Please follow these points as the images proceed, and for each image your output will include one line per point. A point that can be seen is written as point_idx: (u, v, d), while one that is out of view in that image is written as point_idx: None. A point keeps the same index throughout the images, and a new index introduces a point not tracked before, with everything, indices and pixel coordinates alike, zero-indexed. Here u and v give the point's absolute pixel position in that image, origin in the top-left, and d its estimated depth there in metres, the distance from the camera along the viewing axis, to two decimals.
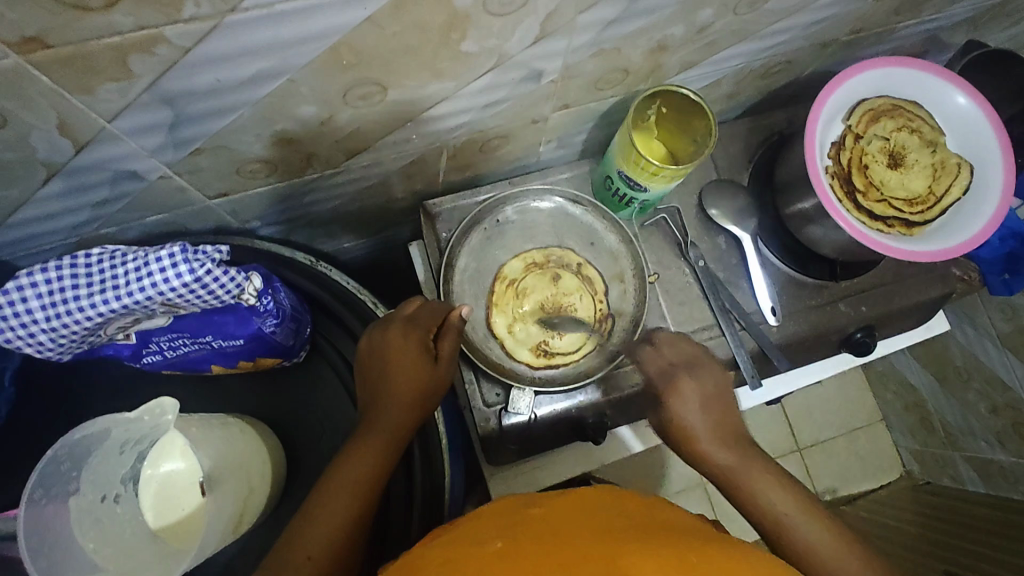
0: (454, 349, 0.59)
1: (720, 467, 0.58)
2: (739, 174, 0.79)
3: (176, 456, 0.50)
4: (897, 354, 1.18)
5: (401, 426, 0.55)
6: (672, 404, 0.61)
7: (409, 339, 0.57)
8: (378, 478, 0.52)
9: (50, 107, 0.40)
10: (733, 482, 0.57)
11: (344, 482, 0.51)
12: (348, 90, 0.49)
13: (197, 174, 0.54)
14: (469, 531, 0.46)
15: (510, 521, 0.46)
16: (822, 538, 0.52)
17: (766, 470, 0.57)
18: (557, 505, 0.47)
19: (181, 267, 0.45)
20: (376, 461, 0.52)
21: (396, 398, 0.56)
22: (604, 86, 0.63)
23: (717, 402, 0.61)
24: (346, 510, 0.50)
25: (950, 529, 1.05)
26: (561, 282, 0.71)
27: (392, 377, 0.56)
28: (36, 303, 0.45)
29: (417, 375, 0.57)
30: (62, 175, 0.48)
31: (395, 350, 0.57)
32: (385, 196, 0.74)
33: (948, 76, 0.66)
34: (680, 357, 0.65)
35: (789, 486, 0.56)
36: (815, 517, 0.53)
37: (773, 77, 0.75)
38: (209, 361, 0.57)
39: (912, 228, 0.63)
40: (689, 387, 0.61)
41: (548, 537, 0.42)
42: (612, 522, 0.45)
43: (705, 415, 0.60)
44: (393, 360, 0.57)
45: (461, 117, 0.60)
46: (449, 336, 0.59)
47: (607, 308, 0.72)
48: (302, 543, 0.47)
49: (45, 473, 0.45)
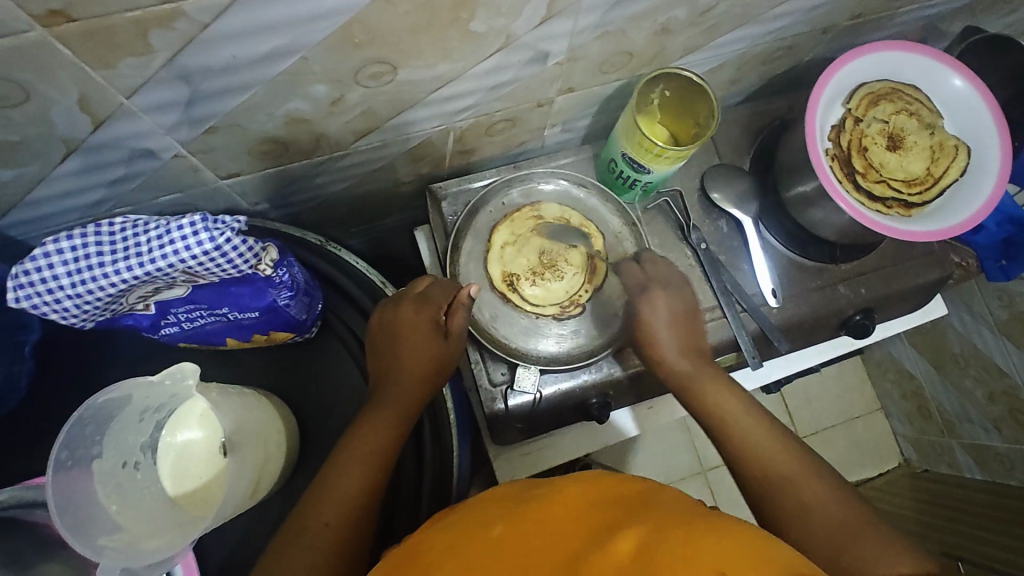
0: (463, 327, 0.61)
1: (677, 368, 0.66)
2: (741, 159, 0.80)
3: (194, 425, 0.52)
4: (896, 342, 1.20)
5: (413, 401, 0.58)
6: (644, 316, 0.68)
7: (421, 316, 0.60)
8: (389, 452, 0.55)
9: (71, 82, 0.41)
10: (686, 382, 0.65)
11: (359, 455, 0.54)
12: (359, 69, 0.50)
13: (210, 154, 0.56)
14: (473, 514, 0.47)
15: (513, 505, 0.47)
16: (754, 429, 0.58)
17: (714, 375, 0.65)
18: (557, 484, 0.48)
19: (202, 236, 0.46)
20: (389, 437, 0.55)
21: (408, 375, 0.58)
22: (608, 70, 0.64)
23: (683, 317, 0.69)
24: (360, 483, 0.52)
25: (952, 515, 1.06)
26: (571, 252, 0.72)
27: (403, 352, 0.59)
28: (62, 269, 0.46)
29: (427, 352, 0.60)
30: (81, 152, 0.49)
31: (406, 325, 0.59)
32: (392, 180, 0.75)
33: (946, 60, 0.67)
34: (649, 274, 0.70)
35: (734, 392, 0.63)
36: (751, 413, 0.60)
37: (774, 63, 0.77)
38: (224, 334, 0.58)
39: (911, 209, 0.65)
40: (661, 297, 0.69)
41: (548, 523, 0.44)
42: (613, 506, 0.46)
43: (668, 324, 0.67)
44: (403, 336, 0.59)
45: (468, 99, 0.61)
46: (459, 313, 0.61)
47: (583, 303, 0.71)
48: (319, 510, 0.50)
49: (71, 436, 0.47)
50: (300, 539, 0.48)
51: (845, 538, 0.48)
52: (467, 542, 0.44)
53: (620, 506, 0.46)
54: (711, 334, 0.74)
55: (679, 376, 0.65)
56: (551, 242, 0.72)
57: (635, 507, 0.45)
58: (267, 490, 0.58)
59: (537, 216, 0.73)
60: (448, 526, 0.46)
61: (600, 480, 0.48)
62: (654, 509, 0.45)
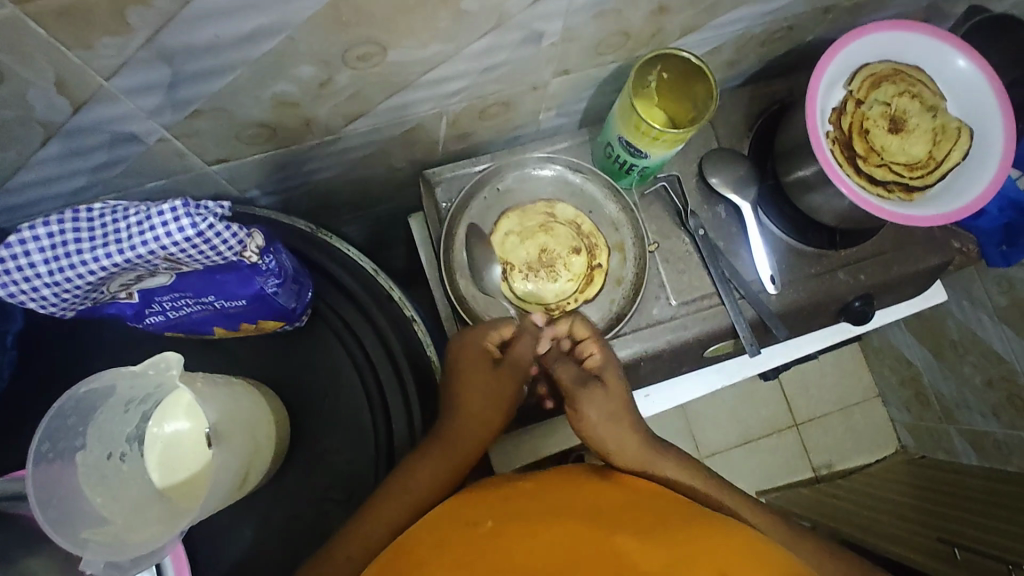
0: (529, 351, 0.63)
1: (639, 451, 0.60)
2: (739, 143, 0.79)
3: (182, 416, 0.51)
4: (894, 328, 1.19)
5: (469, 438, 0.60)
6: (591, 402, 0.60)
7: (478, 352, 0.61)
8: (430, 493, 0.56)
9: (48, 63, 0.40)
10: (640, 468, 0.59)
11: (395, 496, 0.55)
12: (348, 49, 0.48)
13: (196, 138, 0.54)
14: (461, 509, 0.48)
15: (501, 500, 0.48)
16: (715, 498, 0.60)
17: (660, 452, 0.61)
18: (546, 485, 0.50)
19: (183, 221, 0.45)
20: (442, 475, 0.57)
21: (464, 412, 0.60)
22: (605, 51, 0.62)
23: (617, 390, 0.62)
24: (389, 525, 0.54)
25: (948, 502, 1.02)
26: (572, 258, 0.71)
27: (463, 387, 0.60)
28: (38, 258, 0.45)
29: (487, 390, 0.61)
30: (61, 136, 0.48)
31: (467, 361, 0.61)
32: (385, 165, 0.74)
33: (949, 39, 0.65)
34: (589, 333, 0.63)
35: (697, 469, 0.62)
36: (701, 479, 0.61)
37: (774, 44, 0.75)
38: (211, 322, 0.57)
39: (912, 192, 0.64)
40: (616, 379, 0.63)
41: (540, 515, 0.45)
42: (601, 500, 0.48)
43: (623, 408, 0.62)
44: (462, 369, 0.61)
45: (461, 81, 0.59)
46: (523, 340, 0.63)
47: (568, 310, 0.70)
48: (340, 550, 0.53)
49: (52, 428, 0.47)
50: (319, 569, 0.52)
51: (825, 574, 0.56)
52: (451, 537, 0.44)
53: (601, 498, 0.48)
54: (708, 321, 0.73)
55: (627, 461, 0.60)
56: (554, 241, 0.71)
57: (620, 503, 0.47)
58: (256, 482, 0.57)
59: (549, 214, 0.72)
60: (435, 522, 0.47)
61: (582, 481, 0.51)
62: (636, 505, 0.47)
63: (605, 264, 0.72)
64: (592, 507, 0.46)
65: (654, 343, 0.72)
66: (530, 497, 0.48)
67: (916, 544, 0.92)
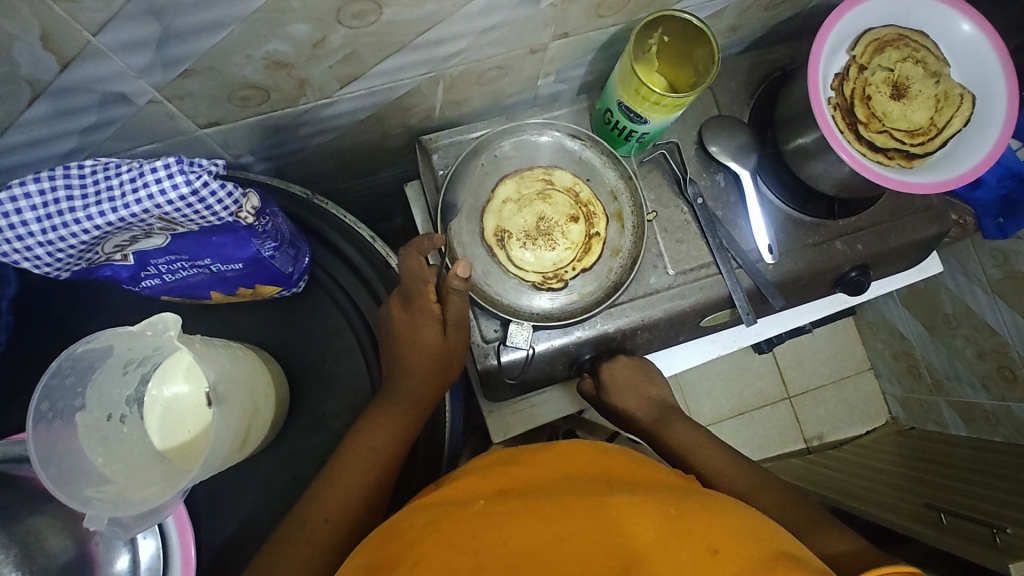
0: (460, 309, 0.61)
1: (644, 418, 0.71)
2: (740, 110, 0.78)
3: (180, 379, 0.52)
4: (889, 302, 1.20)
5: (421, 396, 0.60)
6: (613, 385, 0.72)
7: (413, 314, 0.60)
8: (392, 449, 0.57)
9: (33, 16, 0.38)
10: (654, 431, 0.70)
11: (361, 450, 0.56)
12: (342, 6, 0.47)
13: (187, 100, 0.53)
14: (453, 494, 0.48)
15: (493, 487, 0.48)
16: (713, 455, 0.65)
17: (677, 419, 0.70)
18: (538, 466, 0.50)
19: (177, 178, 0.44)
20: (403, 425, 0.58)
21: (412, 372, 0.59)
22: (605, 13, 0.61)
23: (643, 375, 0.74)
24: (360, 479, 0.55)
25: (936, 470, 1.03)
26: (570, 226, 0.70)
27: (402, 350, 0.59)
28: (30, 215, 0.44)
29: (427, 351, 0.60)
30: (48, 96, 0.46)
31: (397, 326, 0.59)
32: (380, 132, 0.73)
33: (955, 3, 0.64)
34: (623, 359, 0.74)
35: (696, 426, 0.69)
36: (710, 442, 0.66)
37: (777, 8, 0.73)
38: (208, 287, 0.57)
39: (912, 160, 0.63)
40: (638, 367, 0.74)
41: (533, 496, 0.45)
42: (593, 478, 0.48)
43: (642, 384, 0.73)
44: (398, 334, 0.59)
45: (459, 42, 0.58)
46: (454, 298, 0.61)
47: (566, 279, 0.70)
48: (317, 507, 0.53)
49: (51, 386, 0.47)
50: (300, 531, 0.51)
51: (813, 523, 0.54)
52: (443, 517, 0.44)
53: (588, 476, 0.48)
54: (705, 290, 0.73)
55: (645, 426, 0.71)
56: (551, 209, 0.70)
57: (611, 480, 0.48)
58: (255, 447, 0.58)
59: (548, 181, 0.71)
60: (426, 507, 0.47)
61: (574, 459, 0.51)
62: (629, 480, 0.48)
63: (603, 232, 0.71)
64: (582, 485, 0.46)
65: (651, 311, 0.72)
66: (522, 478, 0.49)
67: (903, 510, 0.94)
